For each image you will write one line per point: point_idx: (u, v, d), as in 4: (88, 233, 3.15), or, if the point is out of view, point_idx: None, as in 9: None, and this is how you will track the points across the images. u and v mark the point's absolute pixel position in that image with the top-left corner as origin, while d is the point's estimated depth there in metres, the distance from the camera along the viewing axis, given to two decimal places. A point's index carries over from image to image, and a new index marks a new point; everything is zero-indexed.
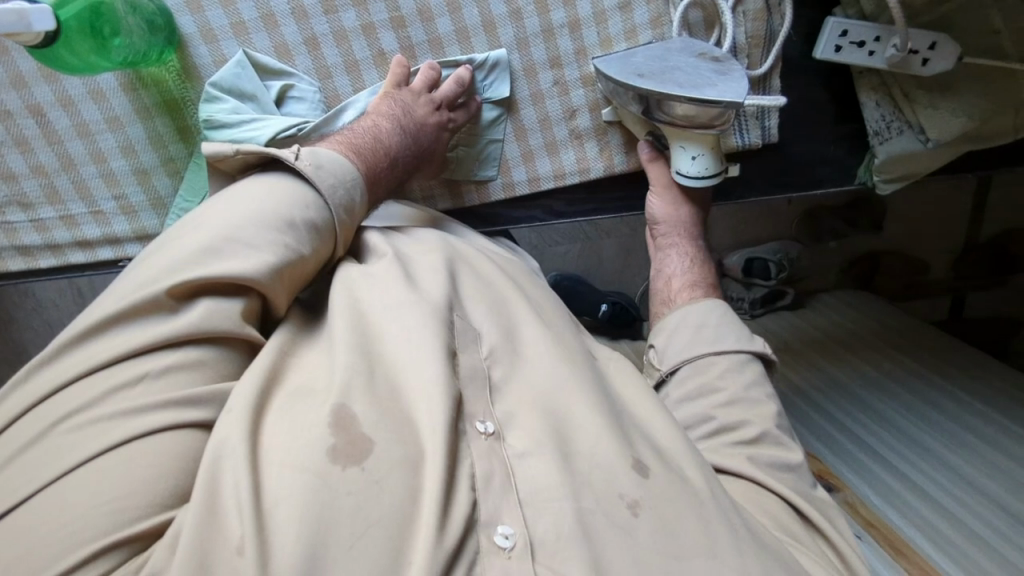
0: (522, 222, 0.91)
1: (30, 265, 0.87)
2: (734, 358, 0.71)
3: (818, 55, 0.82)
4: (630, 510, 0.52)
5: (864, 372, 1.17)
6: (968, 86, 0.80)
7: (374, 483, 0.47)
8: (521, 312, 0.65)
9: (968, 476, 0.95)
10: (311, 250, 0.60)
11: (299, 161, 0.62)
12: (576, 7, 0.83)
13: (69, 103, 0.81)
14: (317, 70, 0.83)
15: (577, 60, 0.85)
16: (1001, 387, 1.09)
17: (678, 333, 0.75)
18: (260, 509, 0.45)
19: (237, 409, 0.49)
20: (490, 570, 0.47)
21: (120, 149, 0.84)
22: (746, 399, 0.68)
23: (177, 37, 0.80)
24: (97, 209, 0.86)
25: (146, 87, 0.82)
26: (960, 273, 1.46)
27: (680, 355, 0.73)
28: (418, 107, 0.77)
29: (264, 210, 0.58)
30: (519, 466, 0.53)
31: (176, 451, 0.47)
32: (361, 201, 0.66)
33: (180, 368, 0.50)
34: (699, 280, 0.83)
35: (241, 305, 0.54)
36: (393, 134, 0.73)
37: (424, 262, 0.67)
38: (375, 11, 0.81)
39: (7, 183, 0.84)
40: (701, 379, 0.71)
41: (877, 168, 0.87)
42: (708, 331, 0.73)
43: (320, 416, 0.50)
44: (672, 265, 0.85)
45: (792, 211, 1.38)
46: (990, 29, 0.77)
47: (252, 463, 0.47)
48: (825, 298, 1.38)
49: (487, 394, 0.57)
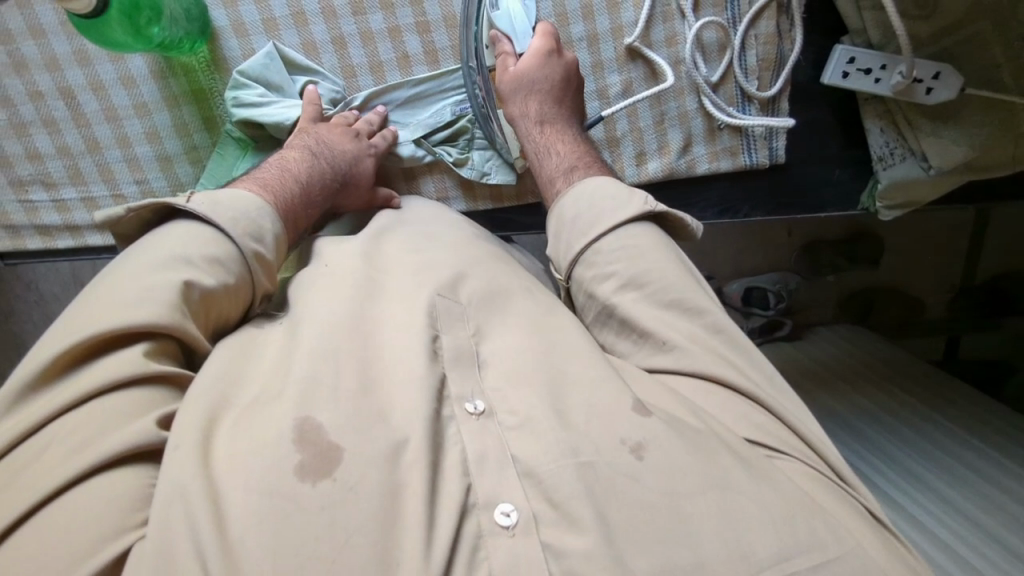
0: (533, 228, 0.92)
1: (47, 245, 0.87)
2: (618, 233, 0.69)
3: (827, 79, 0.86)
4: (633, 453, 0.52)
5: (858, 405, 1.17)
6: (969, 118, 0.83)
7: (348, 491, 0.47)
8: (511, 307, 0.65)
9: (961, 509, 0.94)
10: (219, 284, 0.59)
11: (191, 204, 0.62)
12: (595, 22, 0.88)
13: (100, 88, 0.85)
14: (342, 69, 0.87)
15: (594, 73, 0.90)
16: (989, 422, 1.09)
17: (560, 222, 0.74)
18: (224, 528, 0.44)
19: (185, 444, 0.48)
20: (495, 552, 0.46)
21: (145, 136, 0.86)
22: (643, 288, 0.66)
23: (210, 29, 0.84)
24: (118, 192, 0.87)
25: (175, 76, 0.85)
26: (957, 312, 1.47)
27: (567, 254, 0.72)
28: (328, 139, 0.79)
29: (155, 262, 0.57)
30: (516, 437, 0.53)
31: (125, 488, 0.46)
32: (270, 228, 0.65)
33: (104, 414, 0.49)
34: (560, 171, 0.79)
35: (147, 349, 0.53)
36: (302, 163, 0.74)
37: (402, 269, 0.68)
38: (401, 15, 0.86)
39: (32, 162, 0.86)
40: (595, 267, 0.69)
41: (879, 194, 0.88)
42: (584, 218, 0.71)
43: (284, 426, 0.49)
44: (538, 162, 0.81)
45: (793, 242, 1.39)
46: (991, 62, 0.80)
47: (210, 492, 0.46)
48: (821, 330, 1.40)
49: (474, 371, 0.58)
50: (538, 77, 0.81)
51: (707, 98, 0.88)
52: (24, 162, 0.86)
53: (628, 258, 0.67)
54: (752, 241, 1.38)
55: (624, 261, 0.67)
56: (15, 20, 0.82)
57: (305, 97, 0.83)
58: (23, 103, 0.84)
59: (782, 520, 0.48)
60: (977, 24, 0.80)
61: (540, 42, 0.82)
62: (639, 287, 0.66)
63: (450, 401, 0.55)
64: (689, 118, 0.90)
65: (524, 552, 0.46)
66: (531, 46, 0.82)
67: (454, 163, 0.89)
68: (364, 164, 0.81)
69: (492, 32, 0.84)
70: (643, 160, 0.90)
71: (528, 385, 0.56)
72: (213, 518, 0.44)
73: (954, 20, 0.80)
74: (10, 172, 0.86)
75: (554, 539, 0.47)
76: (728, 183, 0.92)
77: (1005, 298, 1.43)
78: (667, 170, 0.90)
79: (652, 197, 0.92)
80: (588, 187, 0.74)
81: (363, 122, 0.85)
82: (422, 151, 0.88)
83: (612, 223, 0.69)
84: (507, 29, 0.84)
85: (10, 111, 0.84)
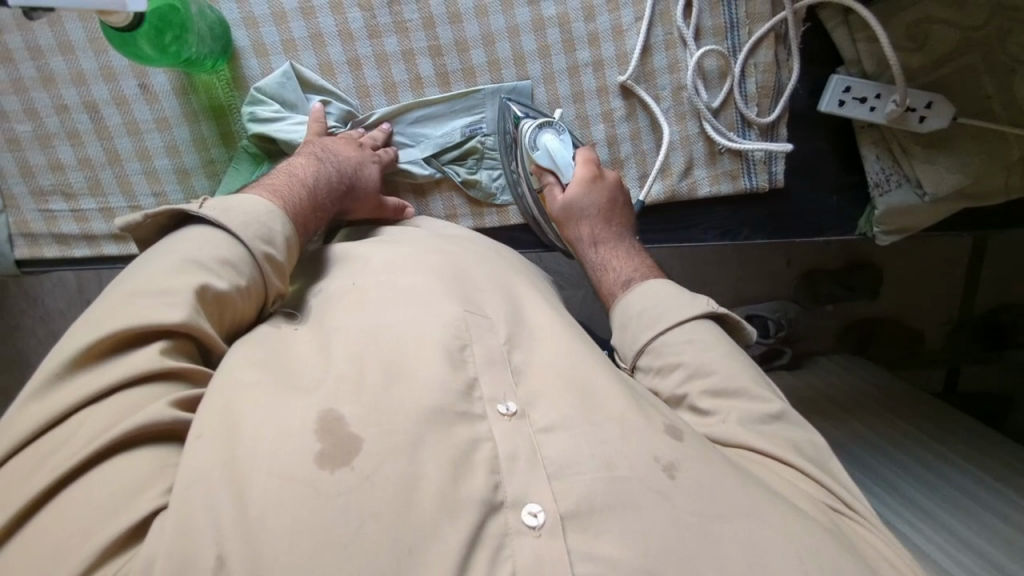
0: (540, 245, 0.95)
1: (64, 253, 0.90)
2: (684, 329, 0.71)
3: (823, 107, 0.88)
4: (666, 472, 0.53)
5: (858, 433, 1.16)
6: (962, 146, 0.85)
7: (366, 479, 0.48)
8: (546, 324, 0.67)
9: (966, 538, 0.92)
10: (231, 287, 0.60)
11: (203, 209, 0.64)
12: (601, 49, 0.92)
13: (123, 102, 0.88)
14: (357, 90, 0.91)
15: (599, 97, 0.93)
16: (984, 450, 1.08)
17: (626, 324, 0.76)
18: (245, 514, 0.45)
19: (207, 434, 0.50)
20: (521, 550, 0.48)
21: (165, 149, 0.90)
22: (708, 371, 0.68)
23: (231, 49, 0.88)
24: (136, 204, 0.90)
25: (196, 93, 0.89)
26: (955, 344, 1.47)
27: (633, 344, 0.74)
28: (333, 147, 0.82)
29: (173, 263, 0.59)
30: (545, 440, 0.54)
31: (134, 477, 0.47)
32: (281, 230, 0.66)
33: (115, 408, 0.50)
34: (624, 275, 0.81)
35: (159, 346, 0.54)
36: (308, 168, 0.76)
37: (426, 270, 0.69)
38: (415, 39, 0.90)
39: (54, 172, 0.89)
40: (660, 358, 0.71)
41: (876, 219, 0.90)
42: (647, 316, 0.74)
43: (308, 417, 0.51)
44: (597, 275, 0.84)
45: (793, 271, 1.41)
46: (982, 94, 0.83)
47: (231, 475, 0.47)
48: (820, 360, 1.41)
49: (508, 375, 0.59)
50: (583, 203, 0.85)
51: (707, 122, 0.91)
52: (45, 173, 0.89)
53: (692, 349, 0.69)
54: (751, 268, 1.41)
55: (692, 353, 0.69)
56: (45, 36, 0.86)
57: (311, 116, 0.86)
58: (49, 116, 0.88)
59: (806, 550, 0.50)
60: (967, 57, 0.83)
61: (582, 169, 0.86)
62: (706, 375, 0.67)
63: (481, 401, 0.56)
64: (690, 143, 0.93)
65: (550, 555, 0.48)
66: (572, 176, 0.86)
67: (462, 182, 0.91)
68: (368, 171, 0.83)
69: (532, 168, 0.88)
70: (645, 181, 0.94)
71: (555, 395, 0.58)
72: (233, 505, 0.46)
73: (947, 52, 0.83)
74: (32, 182, 0.89)
75: (579, 543, 0.49)
76: (728, 206, 0.94)
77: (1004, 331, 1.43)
78: (668, 192, 0.93)
79: (655, 218, 0.95)
80: (652, 290, 0.76)
81: (368, 137, 0.88)
82: (432, 168, 0.92)
83: (677, 319, 0.72)
84: (549, 163, 0.87)
85: (37, 123, 0.88)
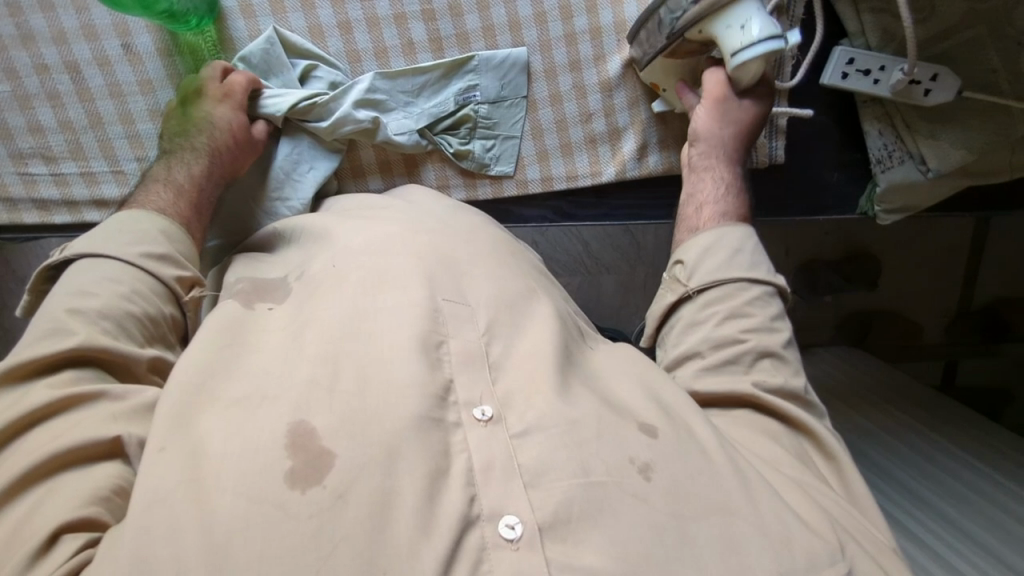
0: (531, 221, 0.93)
1: (44, 219, 0.89)
2: (765, 296, 0.70)
3: (826, 80, 0.85)
4: (641, 472, 0.51)
5: (859, 425, 1.12)
6: (967, 120, 0.83)
7: (338, 499, 0.45)
8: (538, 319, 0.63)
9: (968, 532, 0.90)
10: (120, 296, 0.62)
11: (63, 253, 0.67)
12: (598, 16, 0.88)
13: (106, 63, 0.86)
14: (347, 54, 0.87)
15: (596, 66, 0.90)
16: (981, 439, 1.05)
17: (710, 253, 0.72)
18: (210, 541, 0.43)
19: (170, 447, 0.49)
20: (498, 565, 0.45)
21: (148, 113, 0.87)
22: (780, 337, 0.68)
23: (218, 8, 0.85)
24: (118, 168, 0.88)
25: (181, 55, 0.86)
26: (954, 338, 1.42)
27: (713, 278, 0.70)
28: (182, 126, 0.80)
29: (55, 295, 0.62)
30: (522, 445, 0.51)
31: (66, 491, 0.49)
32: (151, 228, 0.69)
33: (41, 432, 0.52)
34: (728, 211, 0.76)
35: (78, 373, 0.57)
36: (164, 168, 0.77)
37: (404, 259, 0.64)
38: (407, 2, 0.87)
39: (33, 135, 0.87)
40: (733, 301, 0.69)
41: (878, 197, 0.89)
42: (746, 256, 0.71)
43: (278, 433, 0.49)
44: (705, 191, 0.78)
45: (791, 262, 1.35)
46: (987, 67, 0.80)
47: (193, 498, 0.46)
48: (821, 352, 1.36)
49: (484, 376, 0.56)
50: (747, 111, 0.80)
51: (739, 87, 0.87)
52: (24, 135, 0.87)
53: (762, 314, 0.68)
54: None
55: (761, 314, 0.68)
56: None
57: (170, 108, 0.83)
58: (29, 76, 0.86)
59: (785, 552, 0.49)
60: (972, 31, 0.80)
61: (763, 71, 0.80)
62: (771, 335, 0.67)
63: (457, 407, 0.53)
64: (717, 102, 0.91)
65: (527, 568, 0.45)
66: (746, 84, 0.79)
67: (455, 153, 0.90)
68: (220, 119, 0.79)
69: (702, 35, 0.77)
70: (643, 154, 0.91)
71: (539, 396, 0.54)
72: (199, 523, 0.44)
73: (953, 23, 0.79)
74: (11, 145, 0.87)
75: (558, 553, 0.46)
76: None
77: (1000, 323, 1.42)
78: (666, 165, 0.91)
79: (668, 190, 0.93)
80: (750, 240, 0.73)
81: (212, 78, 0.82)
82: (425, 140, 0.89)
83: (767, 283, 0.70)
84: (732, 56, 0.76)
85: (15, 83, 0.86)
